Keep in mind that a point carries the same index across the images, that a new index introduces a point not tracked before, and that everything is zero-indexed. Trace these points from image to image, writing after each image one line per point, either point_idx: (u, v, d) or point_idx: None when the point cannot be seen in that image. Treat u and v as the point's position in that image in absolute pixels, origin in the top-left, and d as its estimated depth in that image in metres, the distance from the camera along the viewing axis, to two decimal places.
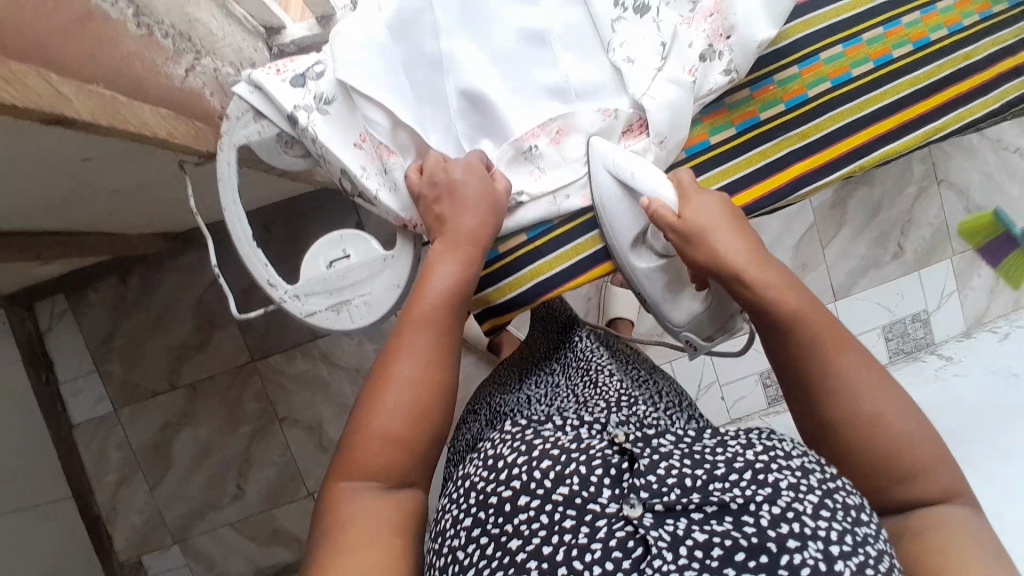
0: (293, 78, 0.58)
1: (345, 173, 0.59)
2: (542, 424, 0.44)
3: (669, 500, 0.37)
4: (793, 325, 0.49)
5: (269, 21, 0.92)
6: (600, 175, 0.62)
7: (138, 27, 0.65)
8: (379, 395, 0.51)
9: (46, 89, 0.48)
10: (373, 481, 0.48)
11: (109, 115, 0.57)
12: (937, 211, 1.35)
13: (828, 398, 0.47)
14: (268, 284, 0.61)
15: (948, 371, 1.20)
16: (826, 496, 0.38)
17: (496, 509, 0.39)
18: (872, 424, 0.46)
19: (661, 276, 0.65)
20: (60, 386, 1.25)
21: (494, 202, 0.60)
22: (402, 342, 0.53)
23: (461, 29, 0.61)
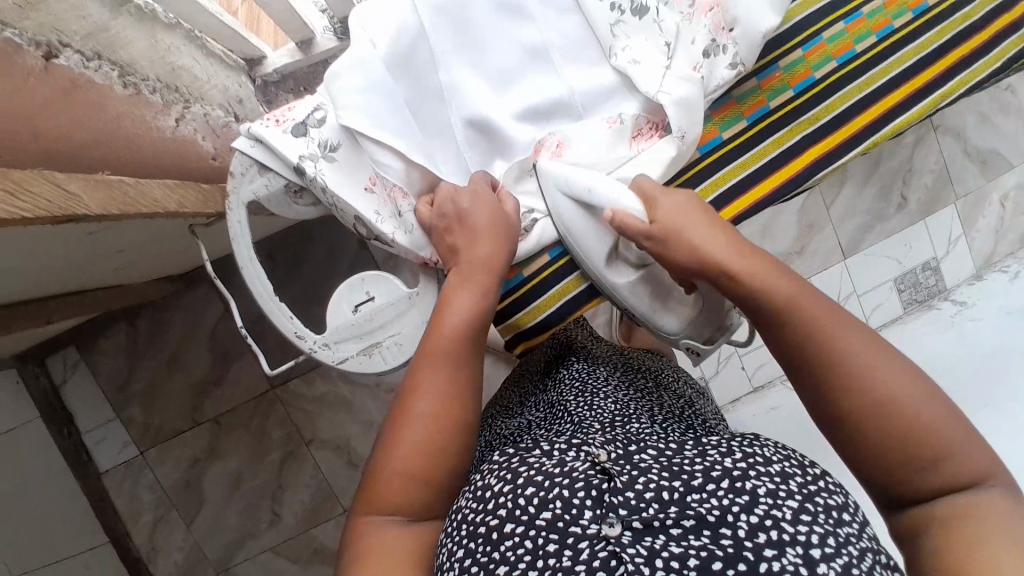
0: (294, 127, 0.57)
1: (360, 220, 0.59)
2: (529, 450, 0.42)
3: (647, 516, 0.35)
4: (781, 313, 0.48)
5: (249, 53, 0.90)
6: (558, 199, 0.61)
7: (124, 88, 0.63)
8: (401, 432, 0.48)
9: (53, 191, 0.47)
10: (395, 515, 0.46)
11: (119, 201, 0.55)
12: (937, 158, 1.34)
13: (836, 387, 0.45)
14: (297, 336, 0.62)
15: (964, 317, 1.19)
16: (807, 499, 0.36)
17: (483, 539, 0.37)
18: (883, 412, 0.43)
19: (642, 287, 0.63)
20: (82, 437, 1.25)
21: (506, 225, 0.58)
22: (422, 378, 0.51)
23: (460, 56, 0.60)
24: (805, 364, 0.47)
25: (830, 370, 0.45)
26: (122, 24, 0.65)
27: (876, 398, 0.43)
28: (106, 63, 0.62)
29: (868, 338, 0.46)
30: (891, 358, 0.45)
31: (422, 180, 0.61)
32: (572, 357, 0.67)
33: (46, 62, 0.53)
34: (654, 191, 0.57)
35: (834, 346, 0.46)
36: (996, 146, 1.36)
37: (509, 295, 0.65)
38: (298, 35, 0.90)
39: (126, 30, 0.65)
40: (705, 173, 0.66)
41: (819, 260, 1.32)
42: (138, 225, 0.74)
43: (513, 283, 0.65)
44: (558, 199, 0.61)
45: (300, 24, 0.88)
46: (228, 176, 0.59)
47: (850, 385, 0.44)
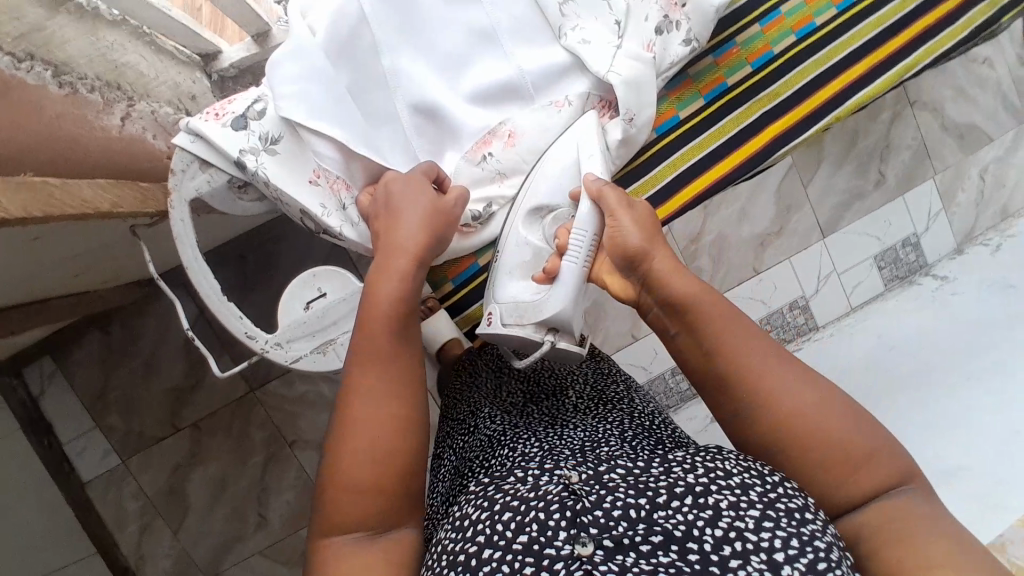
0: (233, 120, 0.56)
1: (305, 214, 0.58)
2: (504, 477, 0.41)
3: (617, 534, 0.35)
4: (708, 324, 0.47)
5: (203, 48, 0.88)
6: (563, 150, 0.59)
7: (59, 87, 0.61)
8: (345, 437, 0.46)
9: None
10: (353, 532, 0.44)
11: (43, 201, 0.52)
12: (914, 133, 1.33)
13: (753, 402, 0.44)
14: (247, 336, 0.60)
15: (946, 290, 1.18)
16: (768, 508, 0.37)
17: (462, 567, 0.36)
18: (800, 424, 0.43)
19: (525, 253, 0.60)
20: (63, 448, 1.23)
21: (434, 214, 0.55)
22: (360, 387, 0.48)
23: (405, 42, 0.58)
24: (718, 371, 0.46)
25: (748, 390, 0.44)
26: (60, 24, 0.63)
27: (786, 408, 0.43)
28: (40, 63, 0.60)
29: (772, 350, 0.45)
30: (800, 371, 0.44)
31: (362, 171, 0.59)
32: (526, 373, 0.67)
33: None
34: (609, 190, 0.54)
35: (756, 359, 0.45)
36: (972, 118, 1.35)
37: (465, 284, 0.66)
38: (252, 28, 0.88)
39: (64, 27, 0.63)
40: (665, 152, 0.64)
41: (797, 241, 1.30)
42: (86, 226, 0.72)
43: (469, 272, 0.66)
44: (566, 145, 0.59)
45: (253, 16, 0.85)
46: (170, 174, 0.58)
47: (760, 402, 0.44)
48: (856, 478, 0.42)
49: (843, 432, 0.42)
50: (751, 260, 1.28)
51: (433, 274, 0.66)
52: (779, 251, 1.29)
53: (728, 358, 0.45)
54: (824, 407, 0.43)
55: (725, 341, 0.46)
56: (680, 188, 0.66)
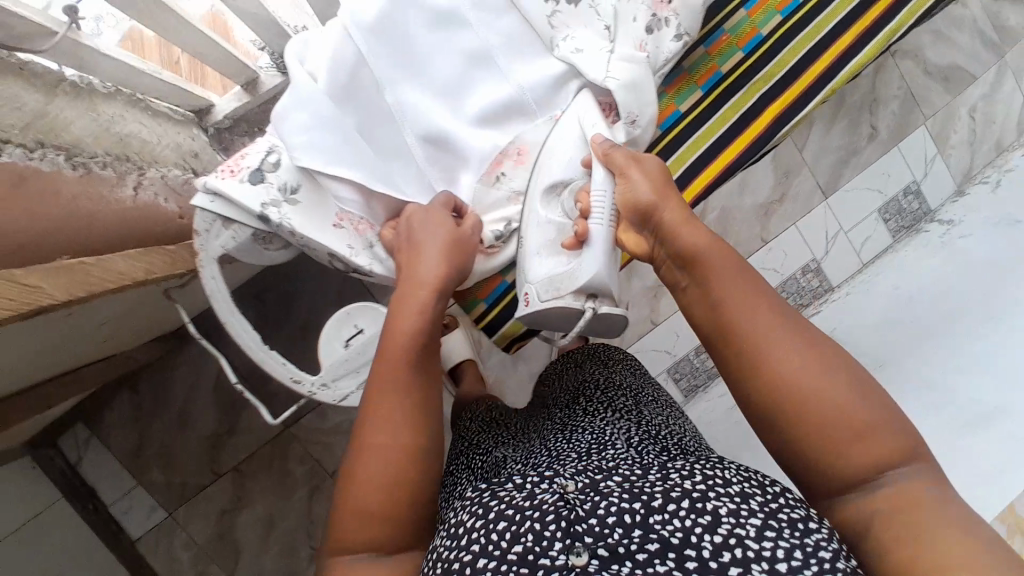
0: (250, 175, 0.57)
1: (334, 257, 0.59)
2: (503, 485, 0.42)
3: (612, 542, 0.37)
4: (715, 274, 0.48)
5: (196, 104, 0.88)
6: (567, 122, 0.61)
7: (73, 170, 0.62)
8: (354, 466, 0.47)
9: (9, 288, 0.44)
10: (366, 553, 0.44)
11: (86, 283, 0.54)
12: (900, 83, 1.33)
13: (754, 369, 0.44)
14: (293, 380, 0.62)
15: (954, 236, 1.16)
16: (769, 517, 0.38)
17: (459, 573, 0.38)
18: (802, 389, 0.42)
19: (549, 229, 0.60)
20: (109, 510, 1.24)
21: (461, 247, 0.57)
22: (381, 409, 0.48)
23: (402, 75, 0.59)
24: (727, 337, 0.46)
25: (750, 360, 0.44)
26: (60, 106, 0.64)
27: (786, 376, 0.43)
28: (51, 149, 0.61)
29: (782, 314, 0.45)
30: (805, 339, 0.44)
31: (383, 208, 0.61)
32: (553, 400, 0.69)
33: None
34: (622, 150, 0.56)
35: (759, 323, 0.45)
36: (954, 60, 1.36)
37: (497, 302, 0.66)
38: (241, 76, 0.89)
39: (65, 108, 0.65)
40: (670, 149, 0.65)
41: (800, 205, 1.30)
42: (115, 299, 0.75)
43: (500, 290, 0.66)
44: (567, 123, 0.60)
45: (241, 65, 0.86)
46: (194, 235, 0.59)
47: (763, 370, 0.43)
48: (857, 449, 0.40)
49: (843, 400, 0.41)
50: (758, 230, 1.29)
51: (466, 297, 0.66)
52: (784, 218, 1.30)
53: (729, 324, 0.46)
54: (826, 375, 0.42)
55: (727, 299, 0.47)
56: (692, 178, 0.67)
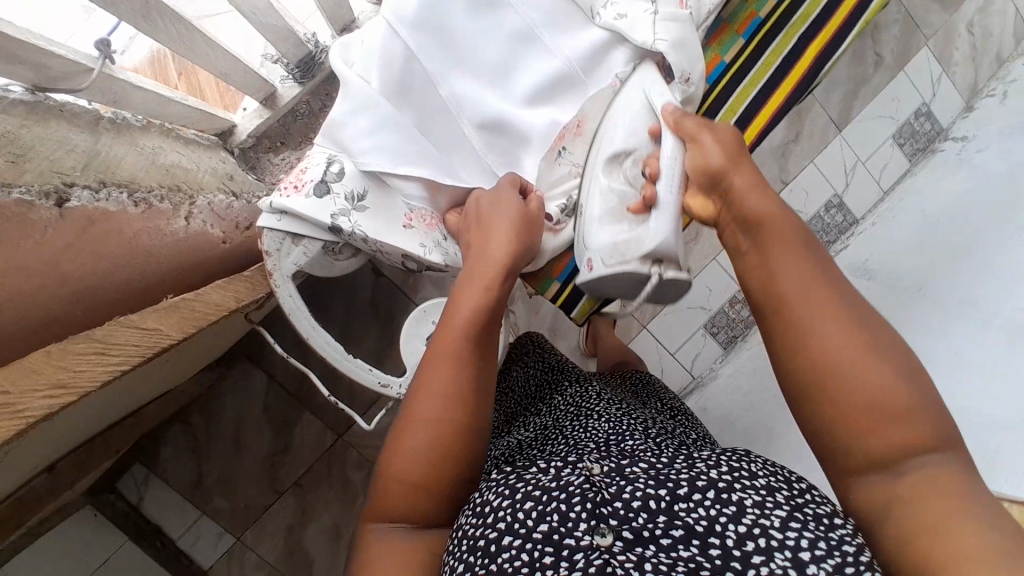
0: (315, 188, 0.56)
1: (408, 256, 0.60)
2: (527, 470, 0.45)
3: (637, 526, 0.39)
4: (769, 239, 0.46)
5: (220, 126, 0.88)
6: (631, 94, 0.60)
7: (136, 206, 0.62)
8: (403, 436, 0.47)
9: (132, 334, 0.47)
10: (402, 522, 0.46)
11: (195, 317, 0.55)
12: (898, 5, 1.32)
13: (814, 340, 0.41)
14: (382, 385, 0.64)
15: (970, 151, 1.15)
16: (795, 509, 0.39)
17: (482, 551, 0.40)
18: (858, 367, 0.39)
19: (612, 199, 0.59)
20: (176, 543, 1.24)
21: (527, 220, 0.57)
22: (437, 370, 0.48)
23: (452, 66, 0.60)
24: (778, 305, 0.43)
25: (800, 328, 0.42)
26: (108, 145, 0.64)
27: (835, 355, 0.40)
28: (113, 188, 0.60)
29: (845, 297, 0.42)
30: (858, 322, 0.41)
31: (448, 202, 0.63)
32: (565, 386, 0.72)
33: (60, 211, 0.52)
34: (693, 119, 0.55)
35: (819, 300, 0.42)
36: None
37: (569, 279, 0.67)
38: (260, 93, 0.89)
39: (113, 148, 0.64)
40: (719, 101, 0.66)
41: (815, 143, 1.31)
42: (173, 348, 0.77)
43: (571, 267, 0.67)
44: (631, 91, 0.60)
45: (260, 81, 0.86)
46: (264, 255, 0.59)
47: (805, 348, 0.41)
48: (887, 433, 0.38)
49: (882, 386, 0.39)
50: (777, 173, 1.31)
51: (540, 276, 0.66)
52: (798, 159, 1.31)
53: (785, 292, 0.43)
54: (874, 363, 0.39)
55: (784, 264, 0.44)
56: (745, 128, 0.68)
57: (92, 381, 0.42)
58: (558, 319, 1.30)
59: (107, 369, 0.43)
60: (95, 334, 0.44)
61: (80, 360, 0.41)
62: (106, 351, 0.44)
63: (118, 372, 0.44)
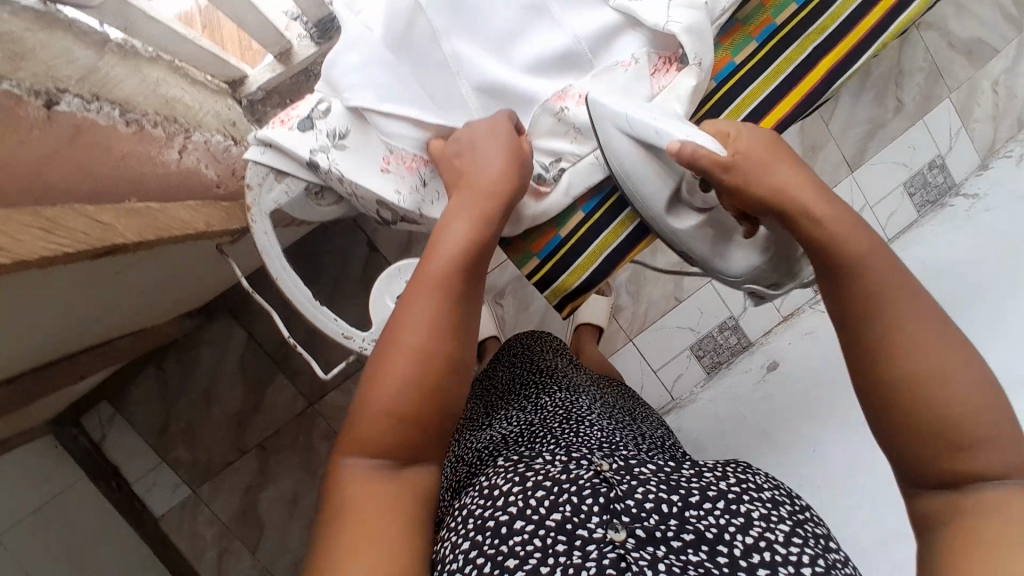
0: (299, 123, 0.59)
1: (383, 202, 0.62)
2: (535, 460, 0.45)
3: (649, 526, 0.39)
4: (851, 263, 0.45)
5: (231, 74, 0.89)
6: (610, 134, 0.57)
7: (127, 125, 0.62)
8: (385, 364, 0.46)
9: (87, 224, 0.47)
10: (381, 459, 0.44)
11: (150, 229, 0.56)
12: (924, 55, 1.32)
13: (872, 353, 0.43)
14: (345, 336, 0.66)
15: (978, 209, 1.14)
16: (796, 526, 0.41)
17: (491, 532, 0.40)
18: (925, 387, 0.40)
19: (706, 230, 0.61)
20: (132, 487, 1.25)
21: (521, 158, 0.56)
22: (417, 298, 0.48)
23: (457, 26, 0.60)
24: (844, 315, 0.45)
25: (885, 339, 0.42)
26: (111, 64, 0.64)
27: (917, 369, 0.41)
28: (106, 103, 0.61)
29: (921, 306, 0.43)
30: (937, 333, 0.42)
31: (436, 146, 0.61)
32: (553, 386, 0.70)
33: (48, 111, 0.52)
34: (732, 126, 0.54)
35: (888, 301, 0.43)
36: (980, 32, 1.34)
37: (552, 256, 0.65)
38: (276, 47, 0.89)
39: (115, 68, 0.65)
40: (725, 101, 0.66)
41: (825, 179, 1.31)
42: (168, 253, 0.78)
43: (554, 244, 0.64)
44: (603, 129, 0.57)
45: (278, 34, 0.86)
46: (247, 190, 0.61)
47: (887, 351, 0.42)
48: (955, 459, 0.39)
49: (965, 402, 0.40)
50: None
51: (517, 250, 0.65)
52: None
53: (864, 300, 0.44)
54: (949, 363, 0.41)
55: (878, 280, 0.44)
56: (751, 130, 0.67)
57: (32, 255, 0.40)
58: (546, 318, 1.29)
59: (50, 249, 0.41)
60: (43, 213, 0.43)
61: (22, 228, 0.39)
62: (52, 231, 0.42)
63: (63, 254, 0.42)
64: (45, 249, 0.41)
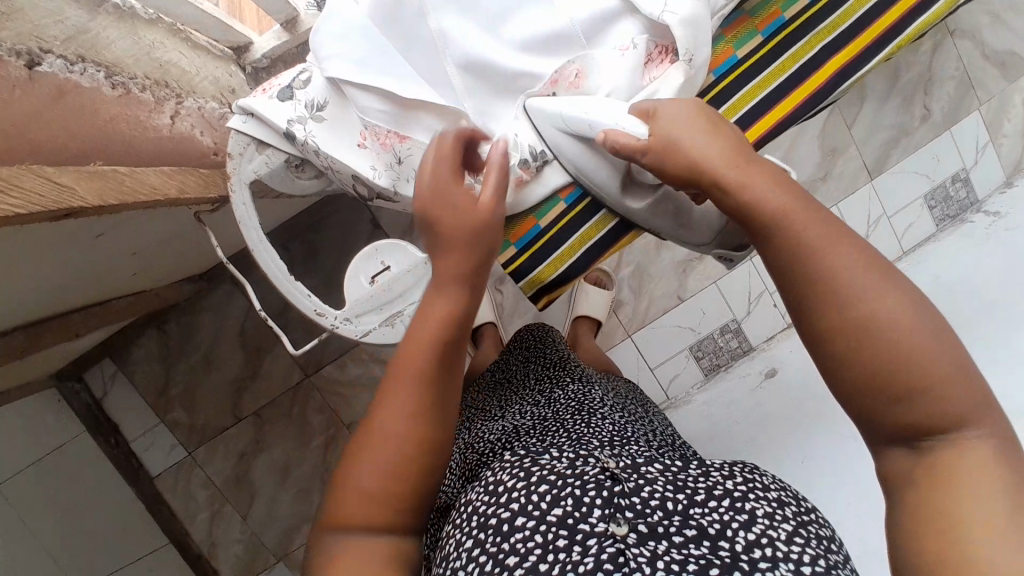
0: (279, 92, 0.58)
1: (357, 177, 0.61)
2: (540, 454, 0.43)
3: (652, 522, 0.37)
4: (775, 224, 0.41)
5: (235, 41, 0.88)
6: (553, 133, 0.59)
7: (112, 88, 0.62)
8: (373, 444, 0.43)
9: (42, 185, 0.46)
10: (366, 529, 0.42)
11: (116, 191, 0.56)
12: (956, 62, 1.27)
13: (823, 307, 0.39)
14: (317, 314, 0.66)
15: (999, 227, 1.10)
16: (802, 526, 0.38)
17: (493, 530, 0.38)
18: (847, 338, 0.38)
19: (663, 209, 0.60)
20: (130, 446, 1.27)
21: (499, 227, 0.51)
22: (393, 387, 0.45)
23: (448, 1, 0.57)
24: (791, 291, 0.40)
25: (828, 285, 0.38)
26: (102, 25, 0.64)
27: (879, 317, 0.37)
28: (92, 65, 0.60)
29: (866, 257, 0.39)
30: (880, 270, 0.38)
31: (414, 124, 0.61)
32: (564, 378, 0.68)
33: (30, 71, 0.52)
34: (654, 104, 0.51)
35: (833, 257, 0.39)
36: (1015, 43, 1.28)
37: (528, 247, 0.64)
38: (281, 16, 0.88)
39: (107, 29, 0.64)
40: (722, 97, 0.64)
41: (844, 185, 1.27)
42: (156, 215, 0.77)
43: (532, 235, 0.64)
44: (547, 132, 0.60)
45: (283, 3, 0.85)
46: (229, 158, 0.61)
47: (835, 297, 0.38)
48: (895, 409, 0.37)
49: (923, 345, 0.37)
50: None
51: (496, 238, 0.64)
52: (823, 199, 1.26)
53: (791, 257, 0.40)
54: (892, 298, 0.37)
55: (814, 230, 0.40)
56: (750, 126, 0.64)
57: None
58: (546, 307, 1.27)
59: (2, 208, 0.41)
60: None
61: None
62: (6, 190, 0.42)
63: (14, 212, 0.42)
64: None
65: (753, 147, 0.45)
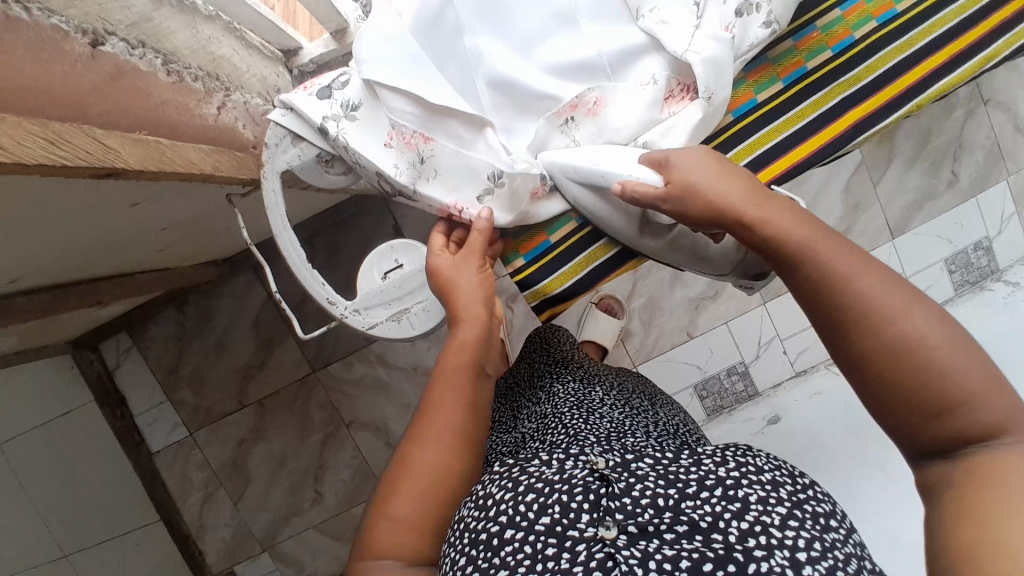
0: (319, 90, 0.62)
1: (382, 176, 0.63)
2: (529, 461, 0.43)
3: (642, 521, 0.37)
4: (797, 257, 0.45)
5: (286, 44, 0.93)
6: (566, 183, 0.63)
7: (167, 75, 0.66)
8: (400, 477, 0.49)
9: (89, 144, 0.49)
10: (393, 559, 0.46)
11: (155, 160, 0.59)
12: (988, 132, 1.28)
13: (855, 333, 0.41)
14: (329, 302, 0.68)
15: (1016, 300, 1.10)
16: (795, 507, 0.38)
17: (484, 545, 0.39)
18: (895, 364, 0.40)
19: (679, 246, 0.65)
20: (134, 419, 1.31)
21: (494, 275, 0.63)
22: (421, 426, 0.52)
23: (485, 26, 0.62)
24: (819, 305, 0.43)
25: (852, 312, 0.41)
26: (165, 16, 0.68)
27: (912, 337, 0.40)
28: (150, 51, 0.64)
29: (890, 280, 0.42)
30: (903, 291, 0.41)
31: (438, 130, 0.62)
32: (564, 378, 0.69)
33: (92, 49, 0.56)
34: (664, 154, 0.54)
35: (863, 287, 0.42)
36: None
37: (536, 260, 0.69)
38: (332, 24, 0.92)
39: (168, 19, 0.68)
40: (741, 135, 0.66)
41: (864, 241, 1.27)
42: (190, 193, 0.80)
43: (541, 248, 0.69)
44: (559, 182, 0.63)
45: (335, 13, 0.89)
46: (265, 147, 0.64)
47: (873, 329, 0.41)
48: (934, 424, 0.39)
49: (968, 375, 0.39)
50: None
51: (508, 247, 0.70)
52: None
53: (819, 289, 0.43)
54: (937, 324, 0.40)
55: (841, 263, 0.43)
56: (767, 163, 0.66)
57: (34, 157, 0.43)
58: None
59: (52, 159, 0.45)
60: (52, 126, 0.46)
61: (30, 136, 0.43)
62: (57, 143, 0.45)
63: (62, 164, 0.46)
64: (45, 159, 0.44)
65: (766, 188, 0.50)
